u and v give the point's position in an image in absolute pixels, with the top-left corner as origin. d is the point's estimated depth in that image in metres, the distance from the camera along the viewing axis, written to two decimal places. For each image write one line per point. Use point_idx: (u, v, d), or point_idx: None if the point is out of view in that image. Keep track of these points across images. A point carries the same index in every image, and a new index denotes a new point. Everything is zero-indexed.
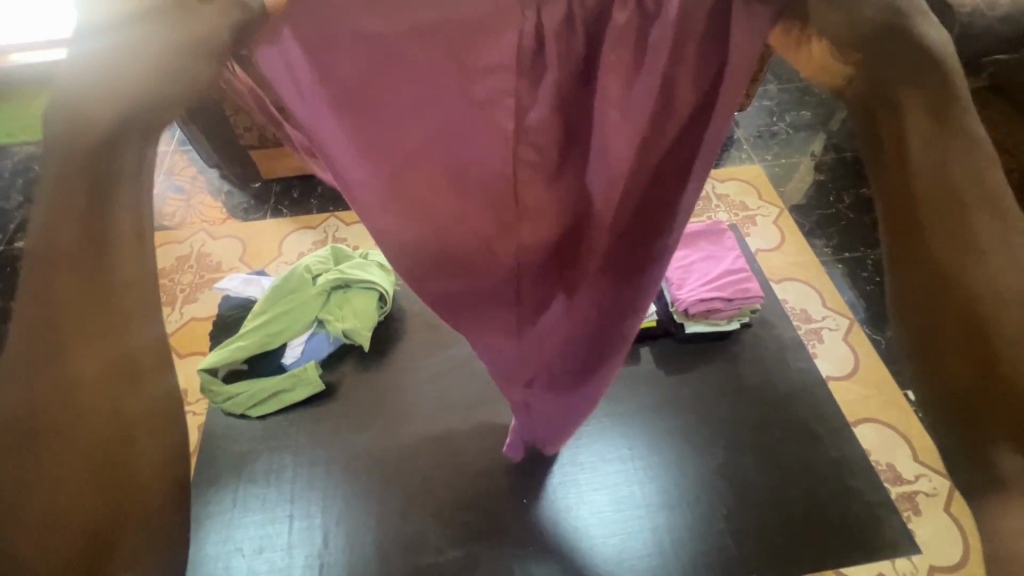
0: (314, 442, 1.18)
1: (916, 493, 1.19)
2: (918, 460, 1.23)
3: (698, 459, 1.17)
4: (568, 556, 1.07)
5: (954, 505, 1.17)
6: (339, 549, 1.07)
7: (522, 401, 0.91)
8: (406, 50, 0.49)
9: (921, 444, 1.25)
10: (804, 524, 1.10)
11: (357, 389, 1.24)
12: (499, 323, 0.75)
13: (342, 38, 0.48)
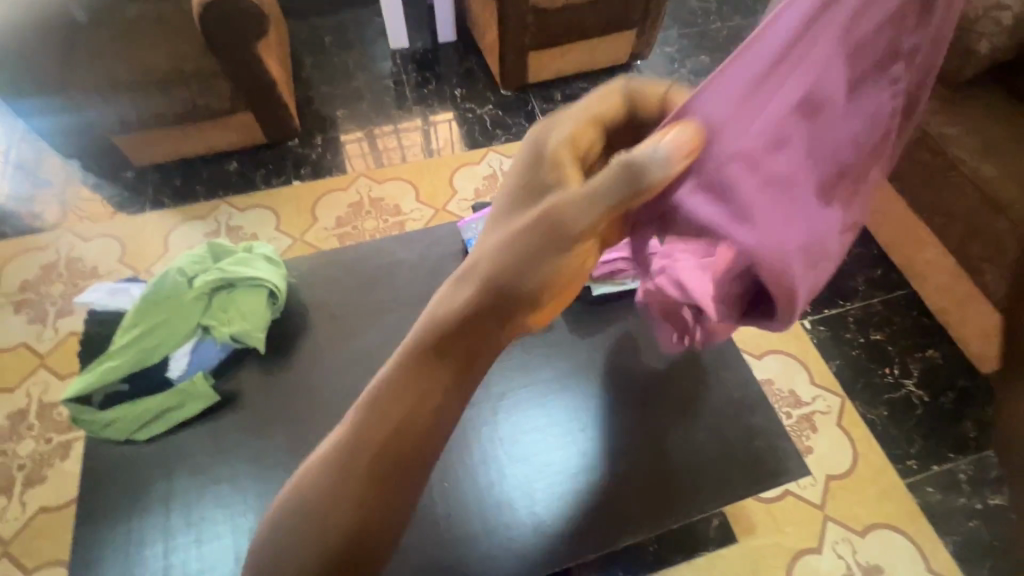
0: (215, 458, 1.09)
1: (815, 413, 1.58)
2: (814, 383, 1.62)
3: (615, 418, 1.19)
4: (493, 533, 1.08)
5: (844, 418, 1.58)
6: None
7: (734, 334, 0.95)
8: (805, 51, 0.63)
9: (815, 368, 1.64)
10: (712, 464, 1.15)
11: (256, 397, 1.14)
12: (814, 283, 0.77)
13: (760, 98, 0.63)
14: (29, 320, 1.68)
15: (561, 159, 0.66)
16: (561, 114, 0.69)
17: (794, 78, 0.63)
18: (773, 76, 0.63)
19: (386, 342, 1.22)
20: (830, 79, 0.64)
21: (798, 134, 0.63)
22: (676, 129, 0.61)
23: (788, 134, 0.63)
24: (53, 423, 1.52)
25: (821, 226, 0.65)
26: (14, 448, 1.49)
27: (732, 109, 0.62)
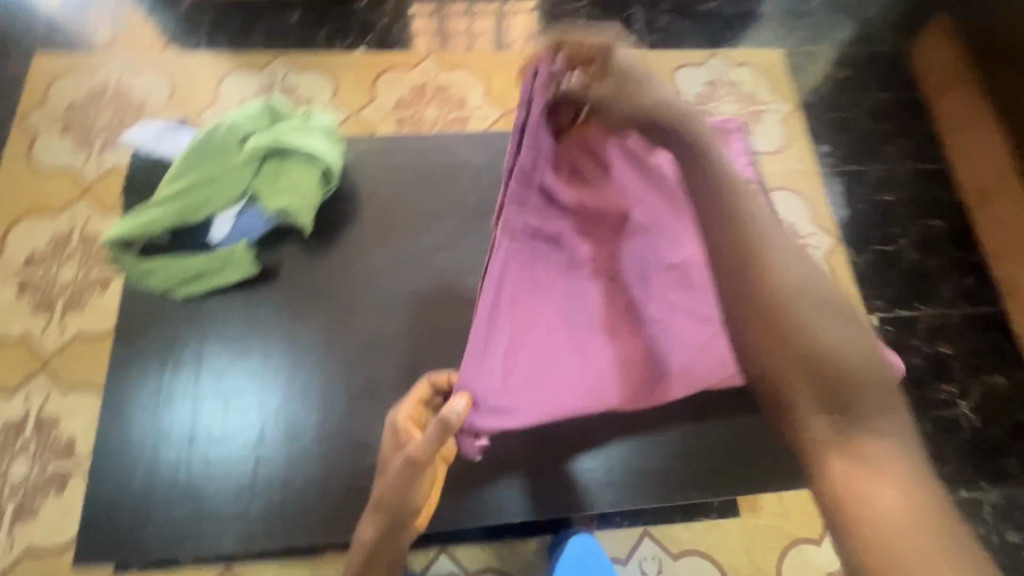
0: (250, 333, 1.06)
1: None
2: None
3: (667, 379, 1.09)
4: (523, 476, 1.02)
5: None
6: (278, 446, 1.01)
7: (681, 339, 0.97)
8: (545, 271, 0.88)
9: None
10: (764, 452, 1.05)
11: (298, 278, 1.09)
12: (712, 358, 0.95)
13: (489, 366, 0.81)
14: (76, 144, 1.60)
15: (410, 420, 0.84)
16: (409, 396, 0.87)
17: (574, 297, 0.91)
18: (575, 288, 0.91)
19: (437, 252, 1.13)
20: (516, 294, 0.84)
21: (523, 321, 0.86)
22: (455, 402, 0.78)
23: (596, 305, 0.92)
24: (92, 254, 1.48)
25: (605, 376, 0.92)
26: (53, 271, 1.46)
27: (492, 335, 0.81)
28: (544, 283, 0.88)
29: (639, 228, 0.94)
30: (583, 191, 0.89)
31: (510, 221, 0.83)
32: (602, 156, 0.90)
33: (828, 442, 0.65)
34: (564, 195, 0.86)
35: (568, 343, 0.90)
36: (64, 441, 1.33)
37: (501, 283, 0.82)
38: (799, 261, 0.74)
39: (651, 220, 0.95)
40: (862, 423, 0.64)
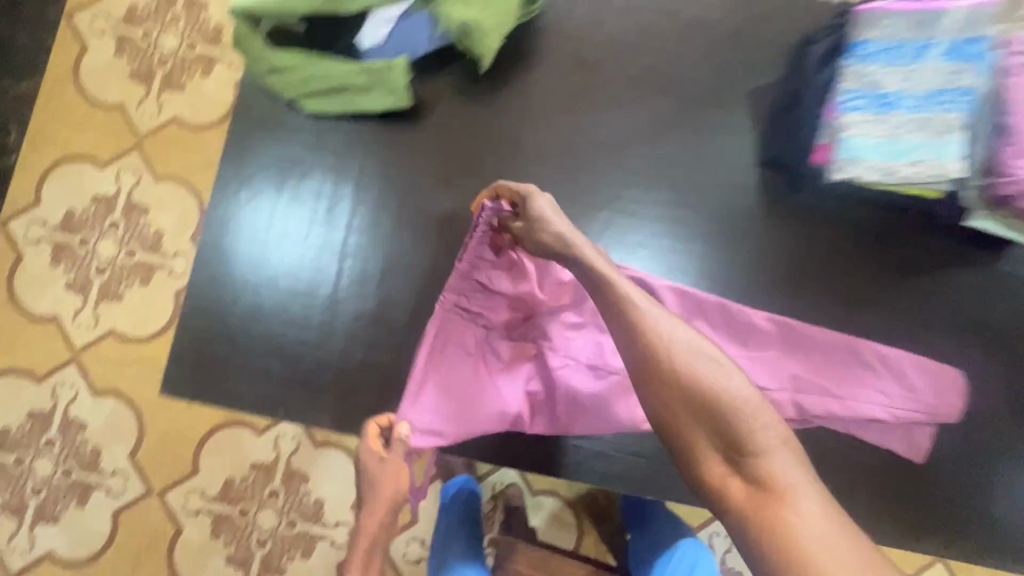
0: (388, 180, 0.84)
1: None
2: None
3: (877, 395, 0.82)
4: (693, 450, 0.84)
5: None
6: (399, 327, 0.81)
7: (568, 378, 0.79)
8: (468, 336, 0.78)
9: None
10: (982, 512, 0.82)
11: (457, 127, 0.84)
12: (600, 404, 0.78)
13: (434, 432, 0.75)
14: None
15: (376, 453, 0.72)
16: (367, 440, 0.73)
17: (547, 377, 0.79)
18: (517, 362, 0.80)
19: (632, 148, 0.85)
20: (452, 385, 0.77)
21: (460, 350, 0.78)
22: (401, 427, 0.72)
23: (568, 390, 0.79)
24: (201, 27, 1.20)
25: (536, 397, 0.80)
26: (156, 37, 1.20)
27: (451, 400, 0.76)
28: (508, 364, 0.80)
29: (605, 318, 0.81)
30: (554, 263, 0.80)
31: (446, 321, 0.77)
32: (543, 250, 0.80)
33: (769, 486, 0.54)
34: (501, 274, 0.79)
35: (490, 375, 0.78)
36: (152, 235, 1.18)
37: (448, 369, 0.77)
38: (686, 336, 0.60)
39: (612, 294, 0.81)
40: (780, 486, 0.53)
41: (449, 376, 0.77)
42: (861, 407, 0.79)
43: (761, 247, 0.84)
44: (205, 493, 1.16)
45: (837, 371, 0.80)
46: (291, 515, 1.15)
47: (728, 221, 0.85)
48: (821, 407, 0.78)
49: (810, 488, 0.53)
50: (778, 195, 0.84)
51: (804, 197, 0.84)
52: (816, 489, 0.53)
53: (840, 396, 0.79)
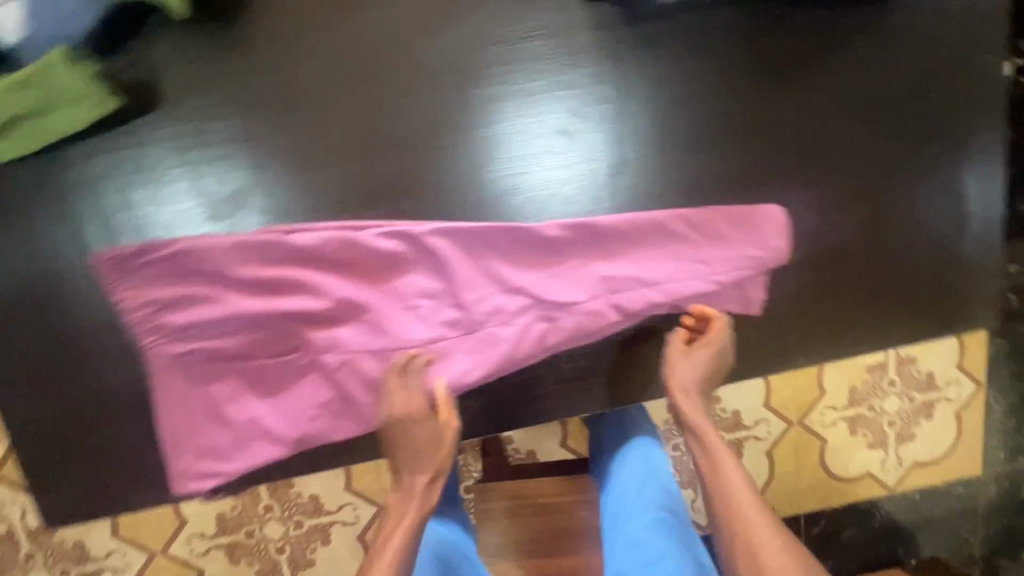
0: (218, 173, 0.67)
1: None
2: None
3: (796, 202, 0.75)
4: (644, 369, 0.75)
5: None
6: (256, 367, 0.68)
7: (368, 368, 0.68)
8: (211, 366, 0.68)
9: None
10: (901, 295, 0.80)
11: (199, 104, 0.65)
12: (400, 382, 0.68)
13: (210, 473, 0.69)
14: None
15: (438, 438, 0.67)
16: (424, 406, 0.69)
17: (323, 380, 0.68)
18: (288, 376, 0.68)
19: (437, 25, 0.67)
20: (209, 423, 0.68)
21: (208, 387, 0.68)
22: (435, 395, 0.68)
23: (352, 387, 0.68)
24: None
25: (325, 405, 0.69)
26: None
27: (217, 440, 0.69)
28: (269, 385, 0.68)
29: (356, 291, 0.67)
30: (258, 247, 0.64)
31: (166, 378, 0.67)
32: (235, 243, 0.63)
33: (726, 509, 0.63)
34: (203, 303, 0.65)
35: (263, 396, 0.68)
36: None
37: (197, 417, 0.68)
38: (694, 370, 0.70)
39: (357, 257, 0.67)
40: (731, 505, 0.63)
41: (201, 411, 0.68)
42: (665, 283, 0.71)
43: (648, 98, 0.71)
44: (202, 533, 1.07)
45: (619, 251, 0.71)
46: (296, 517, 1.08)
47: (583, 75, 0.70)
48: (640, 299, 0.71)
49: (749, 502, 0.63)
50: (630, 30, 0.70)
51: (653, 22, 0.70)
52: (761, 509, 0.63)
53: (655, 281, 0.71)
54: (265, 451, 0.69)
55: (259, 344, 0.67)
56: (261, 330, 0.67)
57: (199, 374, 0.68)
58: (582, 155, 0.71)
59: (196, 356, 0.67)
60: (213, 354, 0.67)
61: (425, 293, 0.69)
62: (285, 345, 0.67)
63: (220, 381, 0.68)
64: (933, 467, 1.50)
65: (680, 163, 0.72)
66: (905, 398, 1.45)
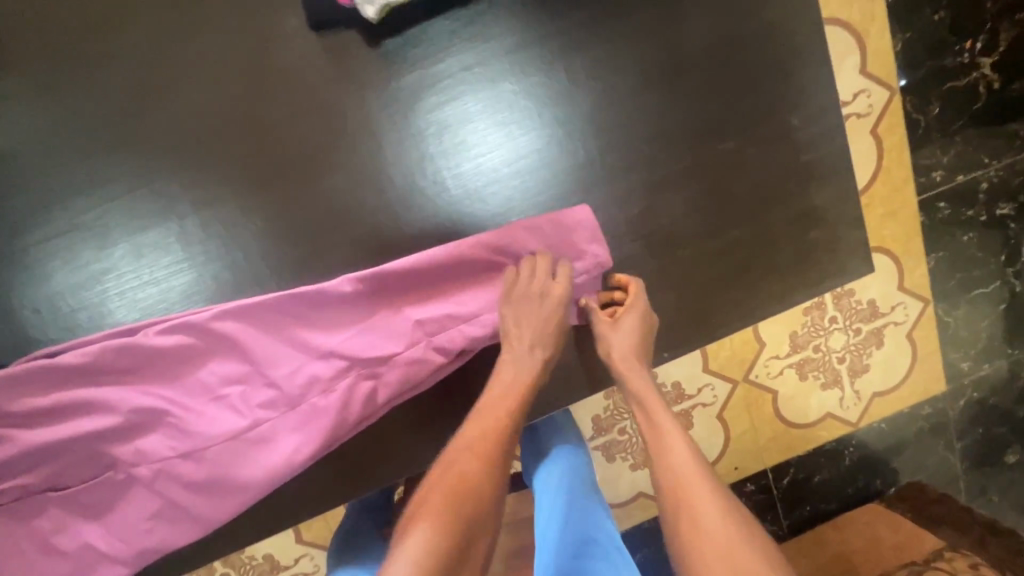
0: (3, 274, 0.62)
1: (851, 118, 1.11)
2: (865, 73, 1.08)
3: (612, 192, 0.69)
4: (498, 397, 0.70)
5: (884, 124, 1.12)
6: (71, 494, 0.63)
7: (187, 469, 0.63)
8: (24, 503, 0.63)
9: (876, 48, 1.07)
10: (766, 258, 0.72)
11: None
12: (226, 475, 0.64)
13: None
14: None
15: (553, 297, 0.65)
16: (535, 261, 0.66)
17: (146, 492, 0.64)
18: (108, 495, 0.64)
19: (158, 92, 0.60)
20: (39, 560, 0.64)
21: (27, 526, 0.64)
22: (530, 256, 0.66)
23: (176, 493, 0.64)
24: None
25: (156, 515, 0.64)
26: None
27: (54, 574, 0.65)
28: (93, 508, 0.64)
29: (150, 397, 0.62)
30: (32, 375, 0.60)
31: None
32: (4, 376, 0.60)
33: (675, 487, 0.57)
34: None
35: (90, 519, 0.64)
36: None
37: (28, 555, 0.64)
38: (627, 339, 0.66)
39: (145, 358, 0.62)
40: (680, 480, 0.57)
41: (27, 550, 0.64)
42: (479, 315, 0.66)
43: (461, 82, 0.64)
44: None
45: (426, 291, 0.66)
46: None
47: (338, 111, 0.63)
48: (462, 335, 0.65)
49: (698, 476, 0.57)
50: (376, 50, 0.62)
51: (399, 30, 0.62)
52: (708, 482, 0.56)
53: (474, 311, 0.65)
54: (108, 573, 0.65)
55: (67, 470, 0.63)
56: (63, 457, 0.62)
57: (13, 514, 0.63)
58: (360, 199, 0.65)
59: (2, 497, 0.62)
60: (20, 491, 0.63)
61: (229, 380, 0.64)
62: (95, 465, 0.63)
63: (38, 516, 0.64)
64: (895, 397, 1.31)
65: (496, 164, 0.67)
66: (850, 331, 1.25)
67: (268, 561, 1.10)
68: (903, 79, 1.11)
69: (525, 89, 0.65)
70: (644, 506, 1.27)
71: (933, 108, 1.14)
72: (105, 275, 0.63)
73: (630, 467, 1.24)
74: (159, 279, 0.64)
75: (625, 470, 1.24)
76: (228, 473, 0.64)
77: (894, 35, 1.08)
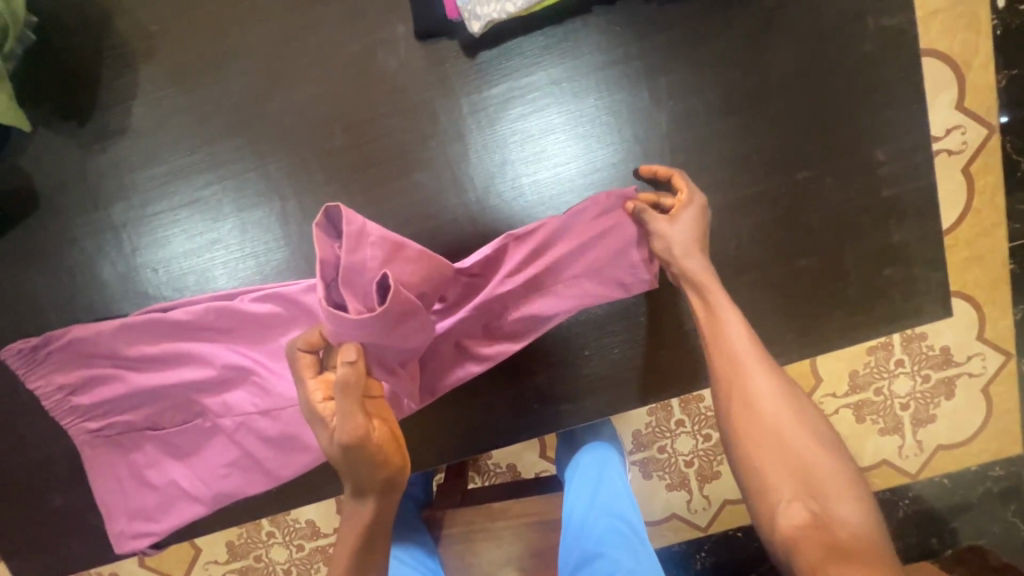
0: (136, 238, 0.71)
1: (940, 154, 1.05)
2: (961, 108, 1.03)
3: None
4: (552, 398, 0.75)
5: (977, 163, 1.06)
6: (164, 434, 0.72)
7: (263, 425, 0.70)
8: (126, 436, 0.72)
9: (978, 83, 1.01)
10: (830, 290, 0.71)
11: (74, 199, 0.69)
12: (297, 436, 0.70)
13: (142, 534, 0.73)
14: None
15: (365, 428, 0.53)
16: (298, 379, 0.56)
17: (227, 442, 0.71)
18: (195, 438, 0.72)
19: (274, 85, 0.67)
20: (133, 488, 0.73)
21: (125, 457, 0.72)
22: (339, 356, 0.52)
23: (252, 446, 0.71)
24: None
25: (233, 462, 0.72)
26: None
27: (144, 502, 0.73)
28: (181, 449, 0.72)
29: (240, 356, 0.69)
30: (145, 326, 0.69)
31: (89, 453, 0.72)
32: (122, 325, 0.69)
33: (732, 374, 0.57)
34: (107, 382, 0.70)
35: (178, 458, 0.72)
36: None
37: (125, 482, 0.73)
38: (685, 231, 0.63)
39: (237, 323, 0.69)
40: (737, 368, 0.57)
41: (124, 478, 0.73)
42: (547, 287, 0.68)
43: (549, 98, 0.68)
44: (217, 560, 1.14)
45: (488, 273, 0.68)
46: (296, 541, 1.13)
47: (429, 115, 0.68)
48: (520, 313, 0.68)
49: (756, 363, 0.57)
50: (471, 60, 0.66)
51: (493, 46, 0.66)
52: (764, 365, 0.56)
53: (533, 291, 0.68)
54: (187, 510, 0.73)
55: (165, 411, 0.71)
56: (163, 400, 0.70)
57: (115, 445, 0.72)
58: (441, 197, 0.69)
59: (108, 430, 0.71)
60: (124, 426, 0.71)
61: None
62: (188, 411, 0.71)
63: (135, 450, 0.72)
64: (962, 451, 1.23)
65: (573, 174, 0.70)
66: (917, 377, 1.19)
67: (310, 526, 1.12)
68: (1007, 116, 1.04)
69: (608, 104, 0.68)
70: (678, 528, 1.24)
71: None
72: (213, 245, 0.71)
73: (666, 487, 1.23)
74: (258, 253, 0.71)
75: (660, 489, 1.23)
76: (299, 434, 0.70)
77: (1002, 70, 1.02)
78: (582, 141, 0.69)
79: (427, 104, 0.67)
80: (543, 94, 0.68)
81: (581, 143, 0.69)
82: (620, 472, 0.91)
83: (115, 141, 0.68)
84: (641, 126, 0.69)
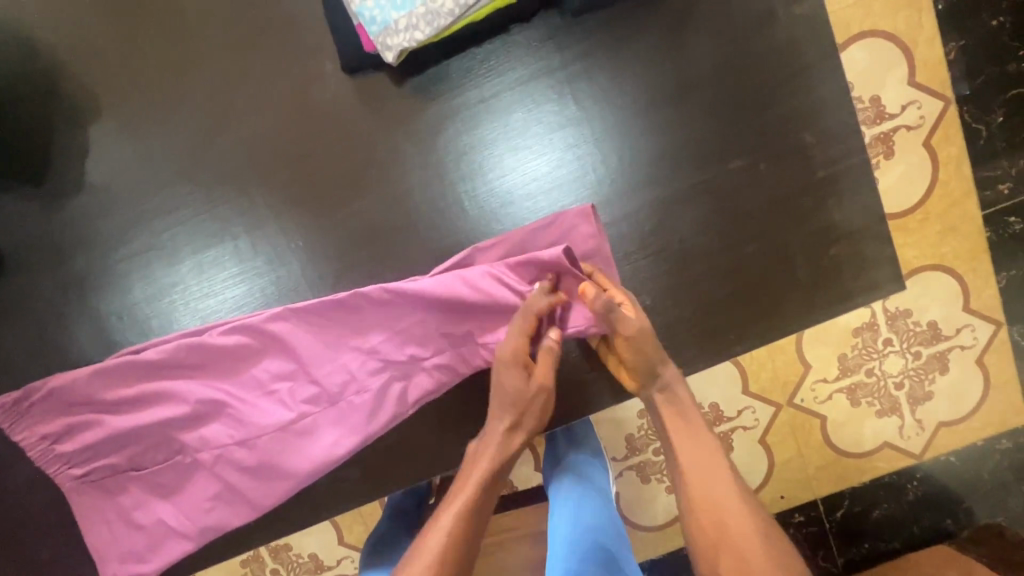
0: (100, 289, 0.73)
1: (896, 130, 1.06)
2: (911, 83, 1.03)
3: (622, 209, 0.72)
4: None
5: (936, 135, 1.05)
6: (145, 475, 0.73)
7: (241, 456, 0.71)
8: (110, 480, 0.73)
9: (925, 56, 1.02)
10: (783, 273, 0.72)
11: (40, 256, 0.72)
12: (274, 463, 0.71)
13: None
14: None
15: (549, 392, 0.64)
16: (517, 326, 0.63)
17: (208, 475, 0.73)
18: (178, 476, 0.73)
19: (219, 131, 0.71)
20: (121, 531, 0.74)
21: (111, 501, 0.74)
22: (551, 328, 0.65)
23: (233, 477, 0.72)
24: None
25: (216, 495, 0.73)
26: None
27: (133, 544, 0.74)
28: (164, 488, 0.73)
29: (213, 390, 0.71)
30: (120, 369, 0.71)
31: (77, 499, 0.73)
32: (98, 370, 0.71)
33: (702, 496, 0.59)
34: (87, 427, 0.72)
35: (163, 498, 0.74)
36: None
37: (113, 525, 0.74)
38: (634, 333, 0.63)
39: (208, 357, 0.71)
40: (706, 490, 0.59)
41: (112, 521, 0.74)
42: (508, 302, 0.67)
43: (479, 116, 0.70)
44: None
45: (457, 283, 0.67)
46: None
47: (370, 143, 0.70)
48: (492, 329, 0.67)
49: (725, 484, 0.59)
50: (399, 87, 0.69)
51: (418, 72, 0.69)
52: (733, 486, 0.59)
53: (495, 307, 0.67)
54: (176, 549, 0.74)
55: (146, 451, 0.72)
56: (143, 441, 0.72)
57: (100, 490, 0.73)
58: (387, 221, 0.71)
59: (92, 476, 0.73)
60: (107, 472, 0.73)
61: (276, 377, 0.71)
62: (168, 450, 0.72)
63: (119, 494, 0.74)
64: (964, 427, 1.19)
65: (511, 185, 0.72)
66: (907, 355, 1.17)
67: (312, 560, 1.12)
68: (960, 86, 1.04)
69: (536, 116, 0.70)
70: None
71: (995, 118, 1.05)
72: (174, 287, 0.74)
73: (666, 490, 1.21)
74: (217, 290, 0.74)
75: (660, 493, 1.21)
76: (275, 461, 0.71)
77: (948, 42, 1.03)
78: (514, 151, 0.71)
79: (365, 133, 0.70)
80: (472, 113, 0.70)
81: (515, 153, 0.71)
82: (601, 489, 0.90)
83: (75, 197, 0.72)
84: (570, 130, 0.71)
